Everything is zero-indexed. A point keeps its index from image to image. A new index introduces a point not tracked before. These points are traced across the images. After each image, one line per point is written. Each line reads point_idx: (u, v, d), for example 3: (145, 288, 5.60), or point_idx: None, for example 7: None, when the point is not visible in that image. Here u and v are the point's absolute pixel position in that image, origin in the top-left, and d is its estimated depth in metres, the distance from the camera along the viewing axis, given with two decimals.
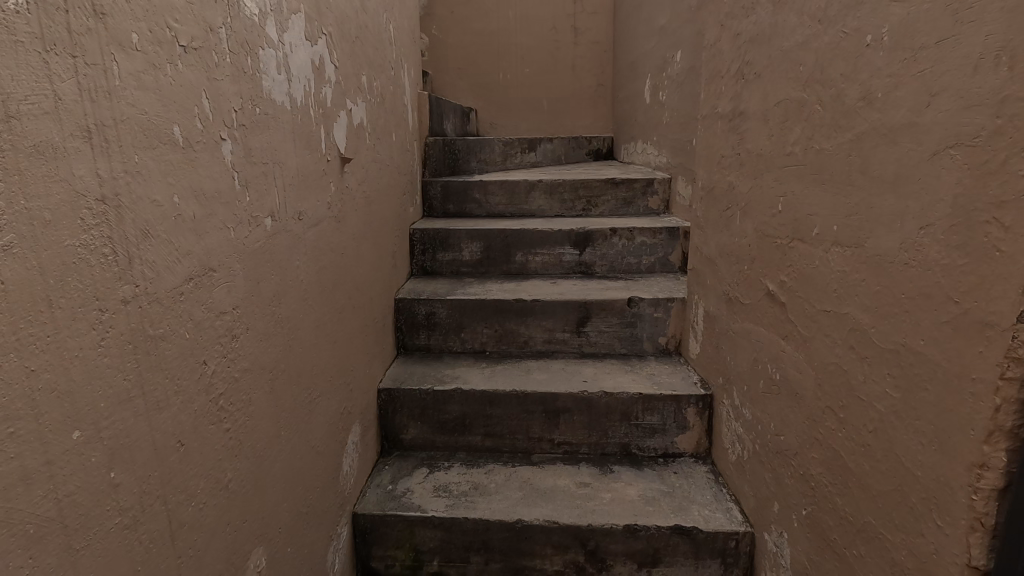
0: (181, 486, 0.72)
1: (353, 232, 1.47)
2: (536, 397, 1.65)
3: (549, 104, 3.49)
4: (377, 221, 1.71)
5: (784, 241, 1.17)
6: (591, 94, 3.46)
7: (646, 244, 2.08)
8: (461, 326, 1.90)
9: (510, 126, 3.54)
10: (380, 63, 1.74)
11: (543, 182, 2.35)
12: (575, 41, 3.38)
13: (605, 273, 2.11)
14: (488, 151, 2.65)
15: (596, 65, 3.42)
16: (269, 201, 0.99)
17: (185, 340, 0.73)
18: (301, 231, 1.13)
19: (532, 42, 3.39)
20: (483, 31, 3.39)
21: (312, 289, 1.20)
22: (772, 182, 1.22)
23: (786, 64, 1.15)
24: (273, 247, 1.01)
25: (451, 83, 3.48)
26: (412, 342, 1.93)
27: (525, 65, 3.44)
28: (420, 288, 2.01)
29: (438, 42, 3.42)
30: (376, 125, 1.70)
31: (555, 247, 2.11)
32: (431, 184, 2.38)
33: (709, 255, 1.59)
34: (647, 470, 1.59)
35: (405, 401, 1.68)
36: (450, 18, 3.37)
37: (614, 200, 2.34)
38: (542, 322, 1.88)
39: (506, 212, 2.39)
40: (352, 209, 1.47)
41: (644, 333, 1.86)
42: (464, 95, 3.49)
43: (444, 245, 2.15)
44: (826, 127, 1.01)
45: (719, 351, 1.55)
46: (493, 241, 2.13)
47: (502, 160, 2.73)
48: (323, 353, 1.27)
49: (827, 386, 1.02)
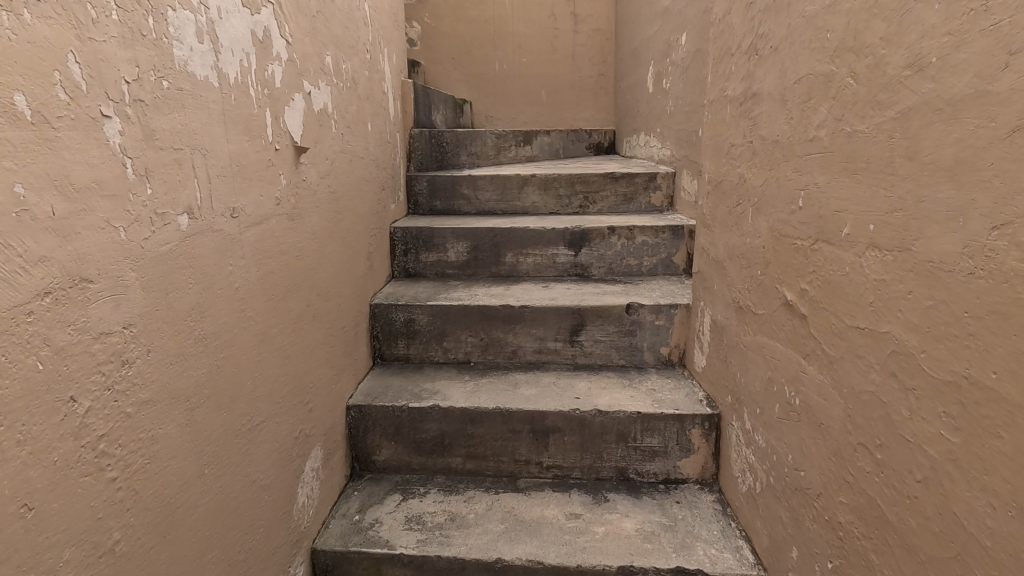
0: (28, 562, 0.56)
1: (314, 232, 1.30)
2: (523, 415, 1.48)
3: (547, 96, 3.31)
4: (348, 220, 1.54)
5: (806, 243, 0.99)
6: (592, 84, 3.28)
7: (648, 244, 1.90)
8: (443, 334, 1.73)
9: (507, 119, 3.37)
10: (352, 44, 1.57)
11: (537, 177, 2.17)
12: (575, 29, 3.20)
13: (602, 276, 1.94)
14: (480, 144, 2.47)
15: (598, 55, 3.23)
16: (186, 195, 0.82)
17: (36, 373, 0.57)
18: (237, 231, 0.97)
19: (530, 29, 3.21)
20: (478, 19, 3.22)
21: (254, 298, 1.03)
22: (792, 173, 1.04)
23: (808, 32, 0.97)
24: (193, 249, 0.84)
25: (445, 74, 3.31)
26: (389, 352, 1.76)
27: (522, 55, 3.26)
28: (399, 292, 1.84)
29: (430, 30, 3.25)
30: (347, 112, 1.53)
31: (548, 248, 1.93)
32: (416, 179, 2.21)
33: (717, 257, 1.41)
34: (646, 499, 1.42)
35: (377, 418, 1.52)
36: (442, 5, 3.20)
37: (613, 196, 2.16)
38: (531, 330, 1.70)
39: (497, 209, 2.22)
40: (313, 205, 1.30)
41: (645, 343, 1.69)
42: (457, 86, 3.32)
43: (428, 245, 1.98)
44: (861, 104, 0.83)
45: (727, 366, 1.38)
46: (481, 241, 1.95)
47: (495, 154, 2.55)
48: (271, 372, 1.10)
49: (860, 418, 0.84)
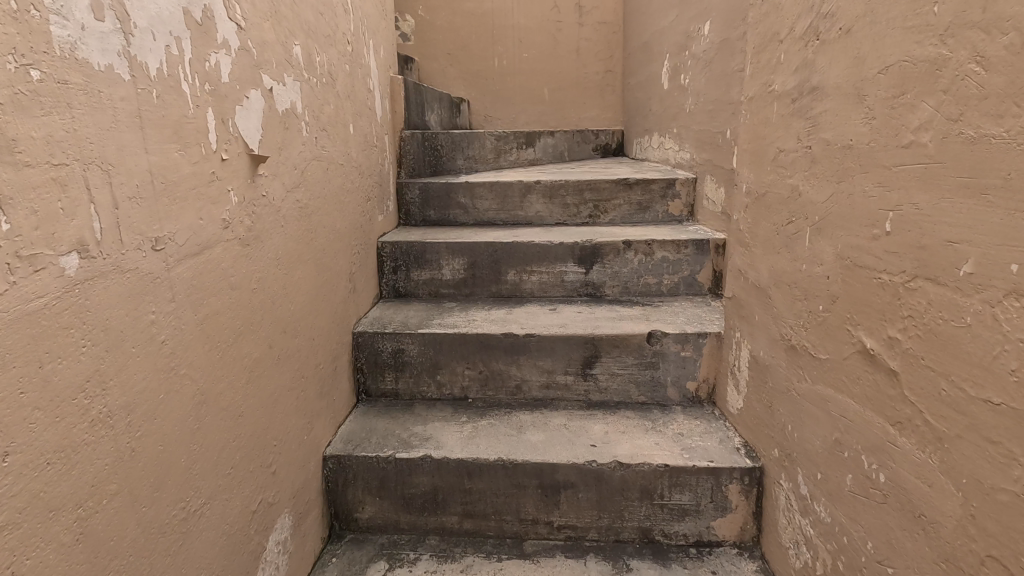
0: None
1: (279, 257, 1.08)
2: (530, 469, 1.26)
3: (551, 94, 3.09)
4: (325, 239, 1.32)
5: (897, 279, 0.77)
6: (598, 81, 3.05)
7: (668, 260, 1.68)
8: (436, 367, 1.51)
9: (507, 119, 3.14)
10: (328, 33, 1.35)
11: (542, 184, 1.95)
12: (580, 21, 2.97)
13: (617, 296, 1.72)
14: (478, 146, 2.25)
15: (604, 49, 3.01)
16: (77, 227, 0.60)
17: None
18: (166, 267, 0.75)
19: (531, 22, 2.99)
20: (475, 11, 3.00)
21: (192, 350, 0.81)
22: (872, 188, 0.82)
23: (900, 7, 0.75)
24: (90, 299, 0.62)
25: (440, 70, 3.09)
26: (376, 386, 1.54)
27: (523, 50, 3.04)
28: (387, 316, 1.62)
29: (424, 24, 3.03)
30: (322, 114, 1.31)
31: (555, 265, 1.72)
32: (407, 187, 1.99)
33: (758, 283, 1.19)
34: (676, 568, 1.20)
35: (359, 471, 1.30)
36: None
37: (627, 205, 1.94)
38: (538, 363, 1.49)
39: (498, 219, 2.00)
40: (277, 225, 1.08)
41: (668, 377, 1.47)
42: (454, 84, 3.10)
43: (420, 262, 1.76)
44: (995, 99, 0.61)
45: (772, 413, 1.16)
46: (480, 257, 1.73)
47: (495, 157, 2.33)
48: (219, 438, 0.88)
49: (993, 524, 0.63)
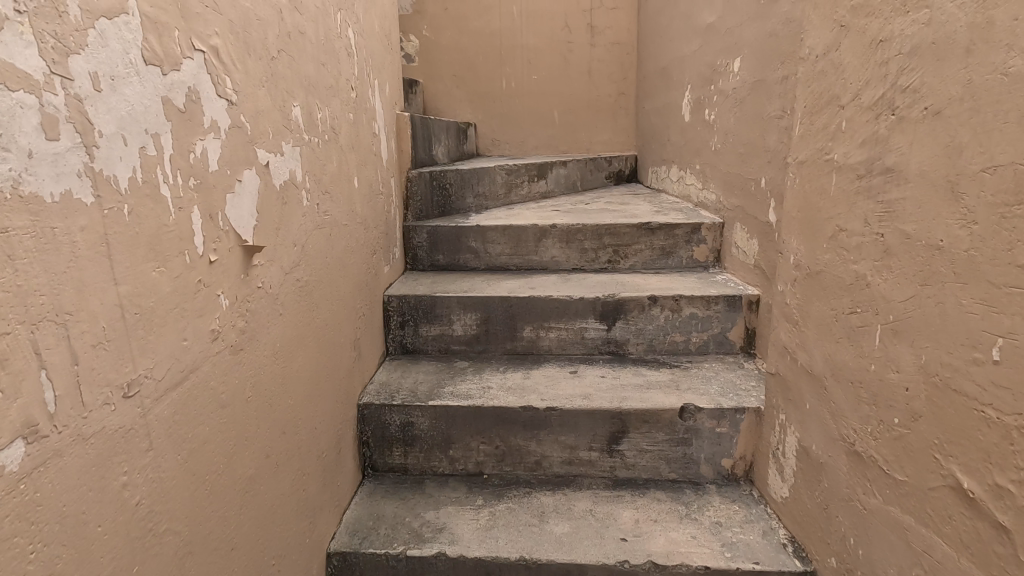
0: None
1: (276, 350, 0.96)
2: (555, 570, 1.13)
3: (561, 117, 2.96)
4: (327, 312, 1.20)
5: (1009, 420, 0.65)
6: (610, 104, 2.93)
7: (697, 317, 1.56)
8: (448, 441, 1.39)
9: (515, 143, 3.02)
10: (330, 84, 1.23)
11: (558, 228, 1.83)
12: (591, 42, 2.85)
13: (641, 355, 1.60)
14: (488, 182, 2.13)
15: (617, 71, 2.89)
16: (20, 407, 0.48)
17: None
18: (140, 411, 0.63)
19: (540, 42, 2.87)
20: (482, 31, 2.88)
21: (174, 498, 0.69)
22: (970, 303, 0.69)
23: (1011, 98, 0.63)
24: (41, 488, 0.50)
25: (446, 92, 2.97)
26: (383, 461, 1.42)
27: (532, 71, 2.91)
28: (394, 381, 1.50)
29: (429, 45, 2.92)
30: (324, 174, 1.19)
31: (575, 321, 1.59)
32: (415, 230, 1.87)
33: (810, 368, 1.07)
34: None
35: (366, 569, 1.18)
36: (443, 17, 2.87)
37: (649, 250, 1.82)
38: (560, 437, 1.37)
39: (511, 264, 1.88)
40: (274, 315, 0.96)
41: (701, 454, 1.35)
42: (460, 106, 2.98)
43: (429, 317, 1.64)
44: None
45: (828, 517, 1.04)
46: (493, 313, 1.61)
47: (506, 192, 2.21)
48: None
49: None
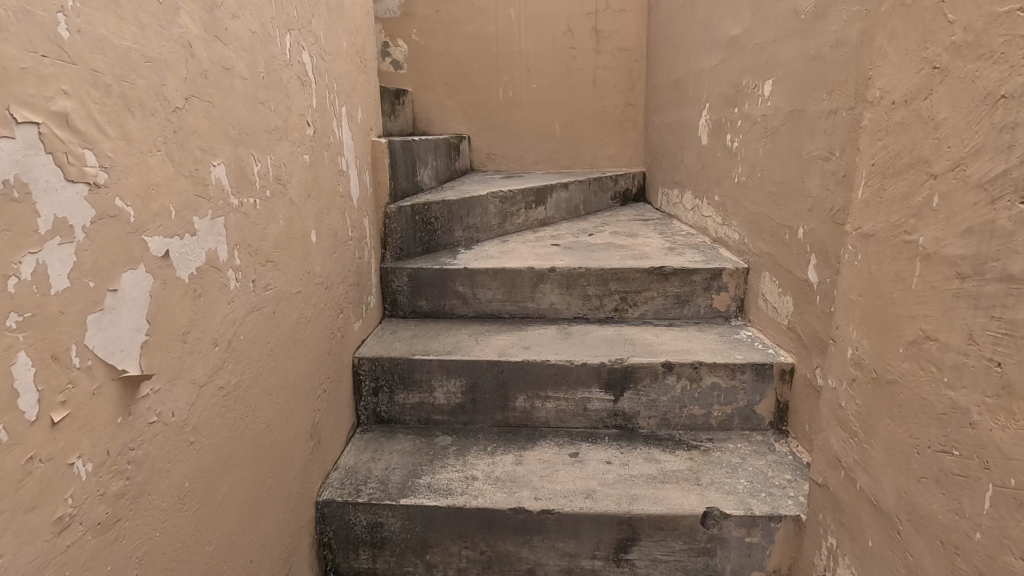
0: None
1: (184, 494, 0.73)
2: None
3: (562, 129, 2.71)
4: (269, 410, 0.97)
5: None
6: (617, 116, 2.67)
7: (720, 388, 1.33)
8: (424, 545, 1.17)
9: (513, 157, 2.78)
10: (274, 125, 0.99)
11: (557, 271, 1.60)
12: (596, 48, 2.58)
13: (653, 429, 1.37)
14: (480, 212, 1.90)
15: (624, 80, 2.62)
16: None
17: None
18: None
19: (541, 48, 2.61)
20: (477, 36, 2.63)
21: None
22: None
23: None
24: None
25: (438, 102, 2.74)
26: (348, 564, 1.20)
27: (531, 80, 2.66)
28: (363, 466, 1.27)
29: (420, 51, 2.68)
30: (264, 239, 0.95)
31: (576, 389, 1.36)
32: (394, 273, 1.64)
33: (874, 499, 0.84)
34: None
35: None
36: (434, 20, 2.63)
37: (661, 297, 1.59)
38: (557, 544, 1.14)
39: (503, 311, 1.65)
40: (180, 449, 0.73)
41: (726, 565, 1.13)
42: (453, 117, 2.75)
43: (406, 383, 1.41)
44: None
45: None
46: (481, 379, 1.38)
47: (500, 222, 1.98)
48: None
49: None
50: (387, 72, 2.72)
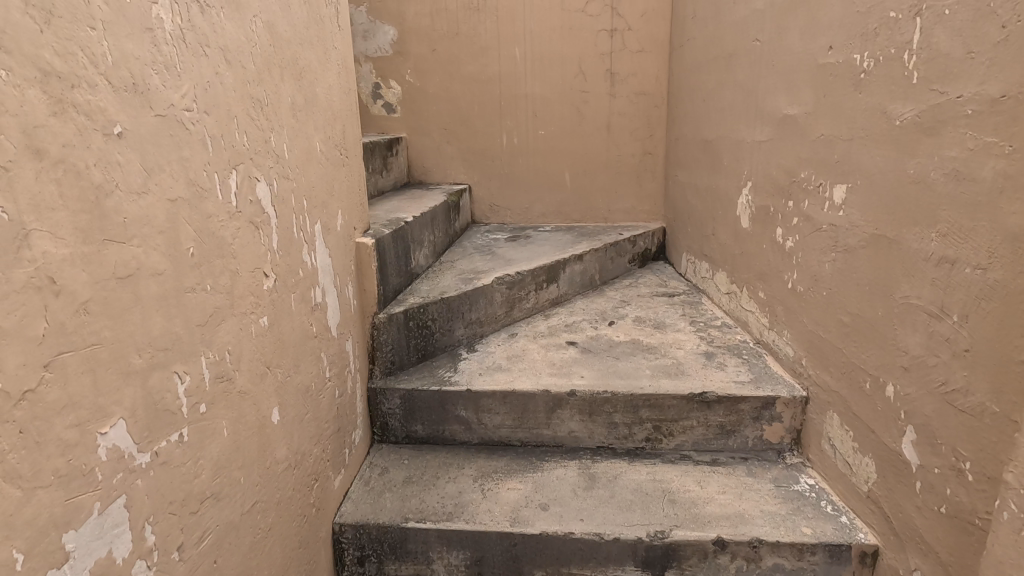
0: None
1: None
2: None
3: (573, 180, 2.44)
4: None
5: None
6: (634, 166, 2.39)
7: (783, 570, 1.09)
8: None
9: (518, 209, 2.52)
10: (211, 308, 0.73)
11: (578, 396, 1.34)
12: (611, 91, 2.31)
13: None
14: (484, 304, 1.64)
15: (643, 126, 2.34)
16: None
17: None
18: None
19: (549, 91, 2.34)
20: (478, 77, 2.36)
21: None
22: None
23: None
24: None
25: (435, 149, 2.48)
26: None
27: (538, 125, 2.39)
28: None
29: (415, 93, 2.43)
30: (197, 475, 0.70)
31: (607, 567, 1.11)
32: (385, 395, 1.38)
33: None
34: None
35: None
36: (430, 59, 2.37)
37: (702, 427, 1.34)
38: None
39: (514, 438, 1.39)
40: None
41: None
42: (452, 164, 2.49)
43: (398, 553, 1.15)
44: None
45: None
46: (489, 553, 1.13)
47: (507, 311, 1.72)
48: None
49: None
50: (379, 116, 2.46)
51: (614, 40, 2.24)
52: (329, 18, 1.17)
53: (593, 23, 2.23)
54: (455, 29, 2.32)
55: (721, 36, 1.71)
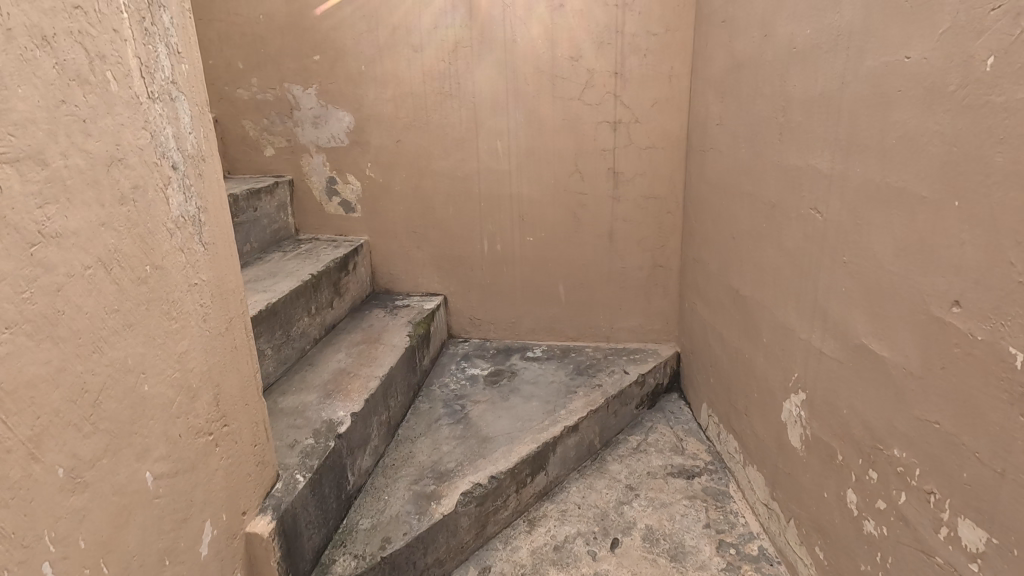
0: None
1: None
2: None
3: (568, 293, 2.03)
4: None
5: None
6: (642, 279, 1.97)
7: None
8: None
9: (504, 323, 2.11)
10: None
11: None
12: (614, 193, 1.88)
13: None
14: (445, 539, 1.24)
15: (653, 235, 1.92)
16: None
17: None
18: None
19: (538, 192, 1.92)
20: (452, 173, 1.95)
21: None
22: None
23: None
24: None
25: (403, 254, 2.07)
26: None
27: (525, 229, 1.97)
28: None
29: (377, 190, 2.01)
30: None
31: None
32: None
33: None
34: None
35: None
36: (395, 152, 1.95)
37: None
38: None
39: None
40: None
41: None
42: (424, 272, 2.08)
43: None
44: None
45: None
46: None
47: (477, 532, 1.32)
48: None
49: None
50: (336, 215, 2.05)
51: (617, 134, 1.82)
52: (177, 250, 0.76)
53: (592, 114, 1.81)
54: (423, 117, 1.90)
55: (759, 172, 1.28)
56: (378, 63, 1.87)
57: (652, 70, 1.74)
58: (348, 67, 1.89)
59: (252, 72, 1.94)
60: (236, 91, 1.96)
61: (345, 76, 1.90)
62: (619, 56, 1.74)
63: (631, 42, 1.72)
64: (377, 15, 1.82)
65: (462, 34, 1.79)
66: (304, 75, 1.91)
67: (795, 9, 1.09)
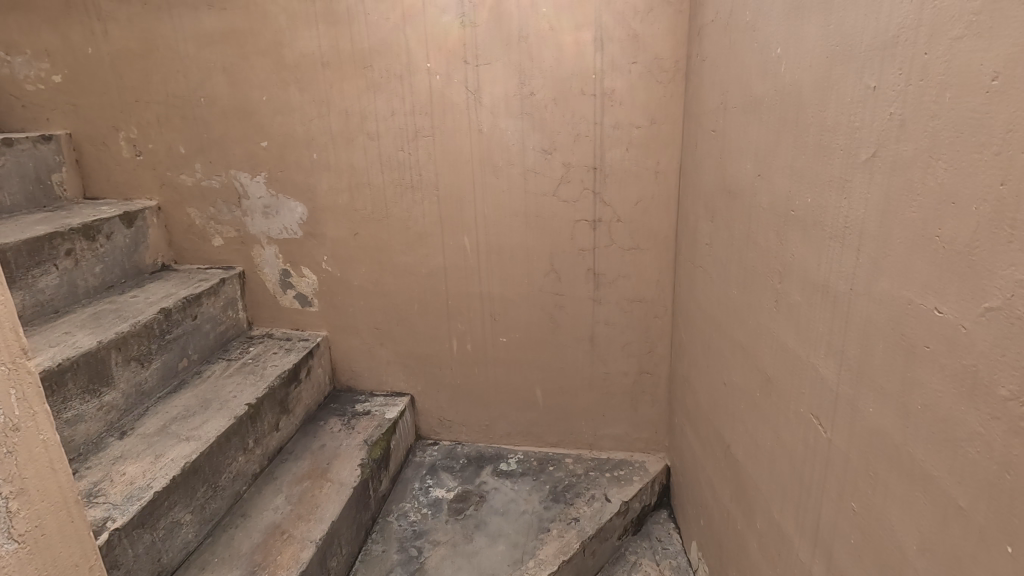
0: None
1: None
2: None
3: (546, 396, 1.83)
4: None
5: None
6: (627, 384, 1.77)
7: None
8: None
9: (477, 425, 1.92)
10: None
11: None
12: (596, 293, 1.68)
13: None
14: None
15: (639, 339, 1.71)
16: None
17: None
18: None
19: (511, 290, 1.73)
20: (416, 269, 1.76)
21: None
22: None
23: None
24: None
25: (366, 351, 1.89)
26: None
27: (497, 329, 1.78)
28: None
29: (335, 284, 1.82)
30: None
31: None
32: None
33: None
34: None
35: None
36: (353, 245, 1.76)
37: None
38: None
39: None
40: None
41: None
42: (389, 370, 1.90)
43: None
44: None
45: None
46: None
47: None
48: None
49: None
50: (291, 309, 1.87)
51: (597, 233, 1.61)
52: None
53: (569, 211, 1.61)
54: (383, 209, 1.71)
55: (751, 329, 1.08)
56: (331, 151, 1.68)
57: (636, 165, 1.54)
58: (298, 154, 1.70)
59: (196, 158, 1.75)
60: (179, 177, 1.78)
61: (296, 164, 1.71)
62: (598, 149, 1.53)
63: (612, 134, 1.52)
64: (329, 100, 1.62)
65: (422, 122, 1.60)
66: (251, 163, 1.73)
67: (795, 164, 0.88)
